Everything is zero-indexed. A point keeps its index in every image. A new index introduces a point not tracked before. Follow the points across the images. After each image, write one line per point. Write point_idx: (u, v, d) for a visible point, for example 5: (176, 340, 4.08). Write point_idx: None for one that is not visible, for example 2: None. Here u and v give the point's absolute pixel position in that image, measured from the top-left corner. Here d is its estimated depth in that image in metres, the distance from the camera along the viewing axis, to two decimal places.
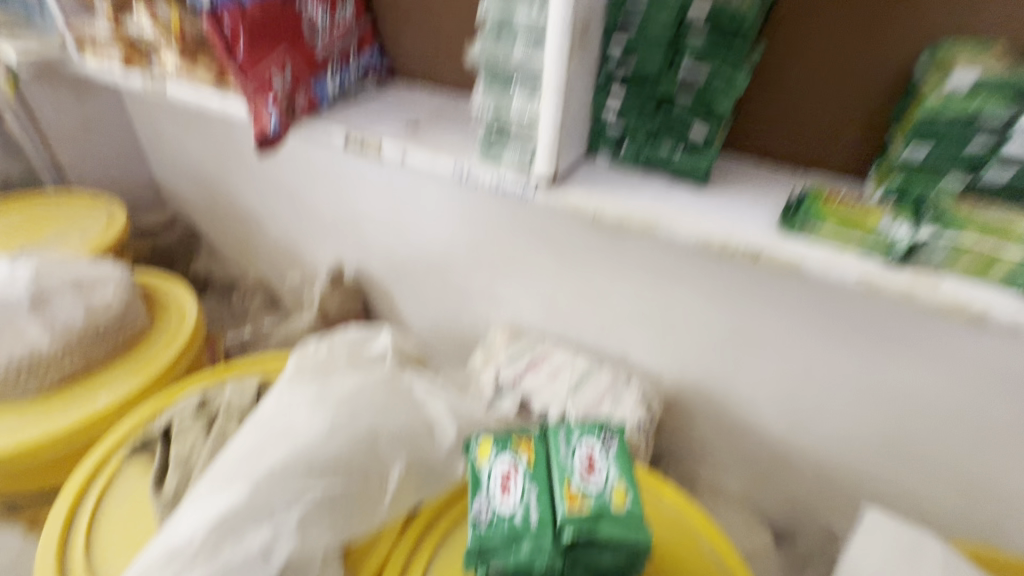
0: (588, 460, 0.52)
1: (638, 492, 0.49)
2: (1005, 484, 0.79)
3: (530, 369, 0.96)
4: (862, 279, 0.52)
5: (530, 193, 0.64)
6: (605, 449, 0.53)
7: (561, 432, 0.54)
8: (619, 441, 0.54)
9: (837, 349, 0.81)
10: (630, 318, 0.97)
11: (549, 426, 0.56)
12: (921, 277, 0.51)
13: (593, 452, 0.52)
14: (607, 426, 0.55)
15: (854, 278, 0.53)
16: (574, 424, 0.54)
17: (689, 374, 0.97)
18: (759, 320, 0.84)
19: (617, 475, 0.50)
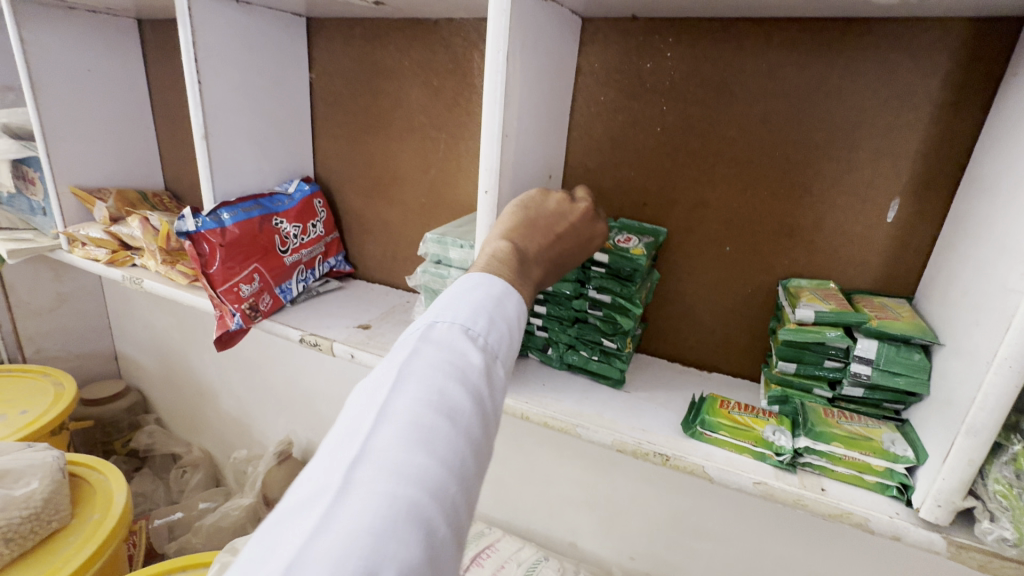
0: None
1: None
2: None
3: (473, 563, 0.91)
4: (760, 484, 0.56)
5: None
6: None
7: None
8: None
9: (774, 541, 0.81)
10: (576, 502, 0.97)
11: None
12: (808, 481, 0.56)
13: None
14: None
15: (755, 482, 0.57)
16: None
17: (638, 564, 0.95)
18: (696, 507, 0.86)
19: None
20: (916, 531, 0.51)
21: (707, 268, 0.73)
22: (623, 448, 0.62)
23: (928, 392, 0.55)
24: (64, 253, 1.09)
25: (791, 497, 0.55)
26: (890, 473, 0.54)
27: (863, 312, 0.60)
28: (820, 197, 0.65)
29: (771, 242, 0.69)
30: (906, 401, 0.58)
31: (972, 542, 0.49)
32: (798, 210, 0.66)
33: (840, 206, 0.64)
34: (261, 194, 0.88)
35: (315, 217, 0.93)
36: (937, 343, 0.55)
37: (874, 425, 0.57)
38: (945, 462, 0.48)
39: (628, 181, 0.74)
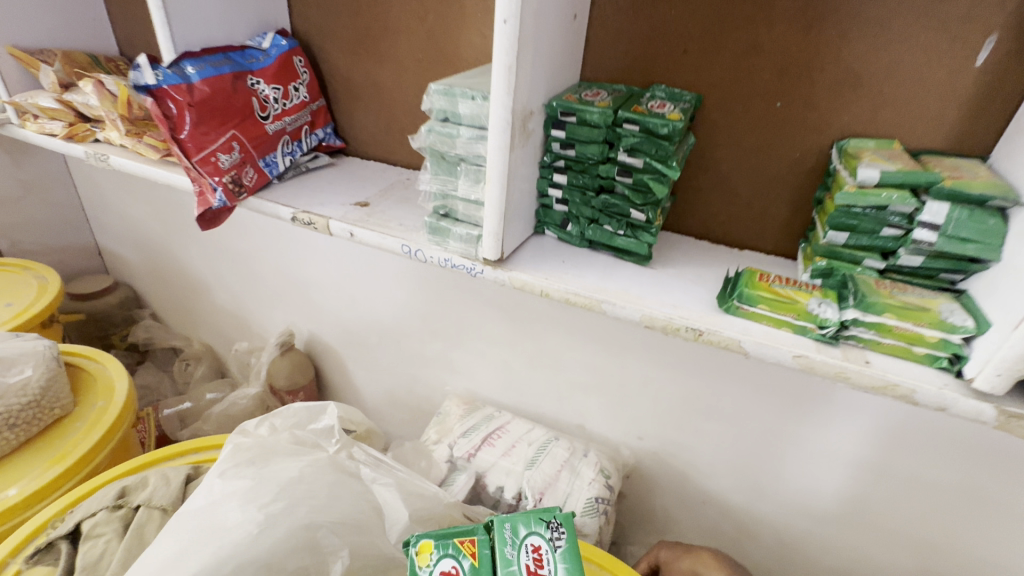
0: (537, 558, 0.48)
1: None
2: (955, 545, 0.81)
3: (486, 443, 0.93)
4: (799, 357, 0.53)
5: (478, 270, 0.64)
6: (553, 547, 0.49)
7: (506, 528, 0.50)
8: (570, 533, 0.50)
9: (787, 415, 0.83)
10: (585, 387, 0.97)
11: (494, 520, 0.51)
12: (851, 355, 0.53)
13: (540, 549, 0.49)
14: (556, 516, 0.51)
15: (792, 357, 0.53)
16: (521, 516, 0.50)
17: (647, 442, 0.97)
18: (709, 389, 0.87)
19: None
20: (965, 403, 0.48)
21: (751, 129, 0.64)
22: (652, 325, 0.58)
23: (998, 258, 0.50)
24: (14, 128, 0.97)
25: (831, 370, 0.52)
26: (942, 344, 0.50)
27: (935, 172, 0.52)
28: (896, 36, 0.55)
29: (830, 93, 0.59)
30: (968, 270, 0.53)
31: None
32: (868, 55, 0.56)
33: (920, 48, 0.54)
34: (231, 48, 0.75)
35: (298, 78, 0.81)
36: (1017, 204, 0.49)
37: (929, 295, 0.52)
38: (1018, 330, 0.44)
39: (665, 24, 0.62)
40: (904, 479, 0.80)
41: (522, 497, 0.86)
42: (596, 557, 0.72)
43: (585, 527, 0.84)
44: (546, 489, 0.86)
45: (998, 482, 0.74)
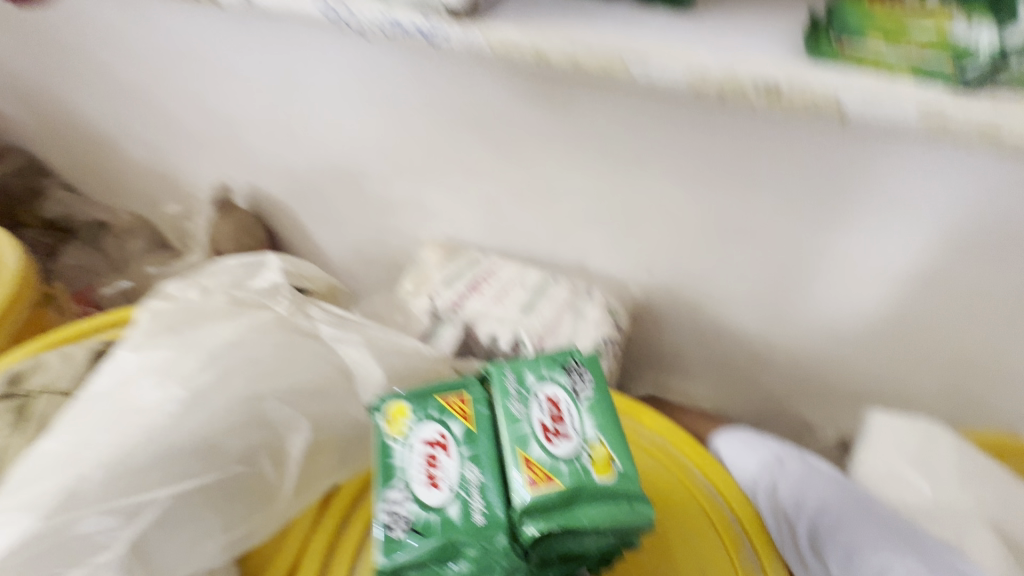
0: (553, 411, 0.35)
1: (627, 449, 0.34)
2: (998, 354, 0.74)
3: (472, 290, 0.79)
4: (926, 115, 0.36)
5: (439, 33, 0.43)
6: (575, 396, 0.36)
7: (510, 376, 0.36)
8: (596, 376, 0.37)
9: (833, 228, 0.69)
10: (586, 217, 0.82)
11: (491, 369, 0.38)
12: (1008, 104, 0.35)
13: (558, 400, 0.36)
14: (575, 357, 0.38)
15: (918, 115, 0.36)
16: (529, 361, 0.37)
17: (657, 276, 0.85)
18: (739, 204, 0.71)
19: (594, 428, 0.34)
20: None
21: None
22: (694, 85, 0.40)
23: None
24: None
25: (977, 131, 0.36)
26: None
27: None
28: None
29: None
30: None
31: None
32: None
33: None
34: None
35: None
36: None
37: None
38: None
39: None
40: (959, 290, 0.69)
41: (520, 345, 0.75)
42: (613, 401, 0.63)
43: None
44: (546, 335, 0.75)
45: None
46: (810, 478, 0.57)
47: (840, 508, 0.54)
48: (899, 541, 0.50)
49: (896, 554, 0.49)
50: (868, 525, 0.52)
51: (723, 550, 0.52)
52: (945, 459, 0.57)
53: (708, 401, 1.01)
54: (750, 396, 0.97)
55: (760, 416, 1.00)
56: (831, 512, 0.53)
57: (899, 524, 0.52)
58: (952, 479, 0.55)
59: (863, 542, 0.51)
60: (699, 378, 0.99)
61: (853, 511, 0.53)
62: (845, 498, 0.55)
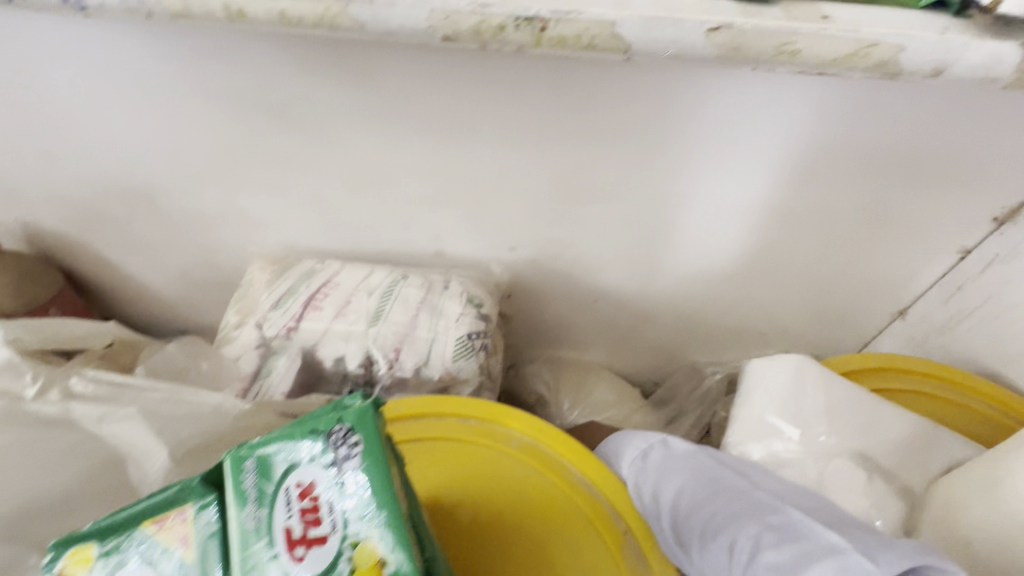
0: (309, 508, 0.31)
1: (403, 537, 0.30)
2: (852, 270, 0.76)
3: (309, 308, 0.67)
4: (715, 32, 0.31)
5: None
6: (337, 480, 0.31)
7: (252, 475, 0.32)
8: (367, 444, 0.31)
9: (682, 174, 0.65)
10: (430, 200, 0.72)
11: (234, 461, 0.32)
12: (800, 10, 0.31)
13: (316, 490, 0.31)
14: (338, 421, 0.32)
15: (704, 32, 0.31)
16: (274, 445, 0.32)
17: (522, 251, 0.78)
18: (585, 162, 0.65)
19: (358, 524, 0.30)
20: (975, 49, 0.30)
21: None
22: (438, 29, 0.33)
23: None
24: None
25: (768, 48, 0.31)
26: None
27: None
28: None
29: None
30: None
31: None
32: None
33: None
34: None
35: None
36: None
37: None
38: None
39: None
40: (808, 216, 0.69)
41: (373, 363, 0.65)
42: (477, 410, 0.55)
43: (461, 372, 0.66)
44: (401, 344, 0.65)
45: (906, 193, 0.64)
46: (669, 462, 0.49)
47: (694, 491, 0.45)
48: (744, 511, 0.41)
49: (739, 525, 0.40)
50: (718, 503, 0.43)
51: (608, 550, 0.48)
52: (811, 398, 0.55)
53: (604, 363, 0.99)
54: (642, 351, 0.95)
55: (656, 369, 0.99)
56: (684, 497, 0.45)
57: (745, 491, 0.43)
58: (818, 418, 0.54)
59: (712, 522, 0.42)
60: (590, 345, 0.95)
61: (705, 491, 0.44)
62: (700, 477, 0.46)
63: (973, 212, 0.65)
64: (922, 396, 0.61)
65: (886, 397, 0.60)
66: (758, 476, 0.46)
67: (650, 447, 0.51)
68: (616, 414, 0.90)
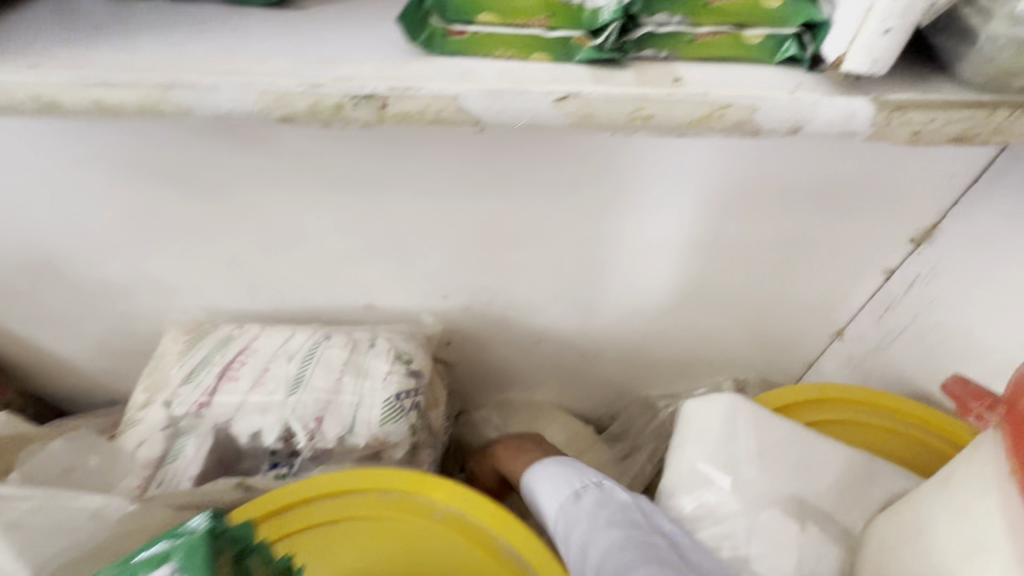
0: None
1: None
2: (786, 296, 0.76)
3: (223, 379, 0.63)
4: (563, 103, 0.32)
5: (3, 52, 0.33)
6: None
7: None
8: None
9: (604, 214, 0.64)
10: (351, 254, 0.69)
11: None
12: (652, 75, 0.33)
13: None
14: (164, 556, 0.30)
15: (554, 103, 0.32)
16: None
17: (455, 298, 0.75)
18: (504, 208, 0.63)
19: None
20: (829, 105, 0.33)
21: None
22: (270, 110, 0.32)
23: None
24: None
25: (622, 113, 0.32)
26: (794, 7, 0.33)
27: None
28: None
29: None
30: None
31: (892, 94, 0.34)
32: None
33: None
34: None
35: None
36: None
37: None
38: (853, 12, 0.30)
39: None
40: (735, 247, 0.68)
41: (292, 435, 0.60)
42: (398, 482, 0.52)
43: (390, 437, 0.63)
44: (323, 412, 0.61)
45: (825, 220, 0.65)
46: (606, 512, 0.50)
47: (619, 555, 0.46)
48: None
49: None
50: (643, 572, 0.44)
51: None
52: (743, 440, 0.54)
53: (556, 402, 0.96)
54: (592, 388, 0.93)
55: (609, 404, 0.97)
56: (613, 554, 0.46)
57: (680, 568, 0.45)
58: (750, 462, 0.53)
59: None
60: (539, 386, 0.93)
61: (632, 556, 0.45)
62: (630, 533, 0.47)
63: (890, 235, 0.66)
64: (854, 424, 0.60)
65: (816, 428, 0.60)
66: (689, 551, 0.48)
67: (589, 490, 0.53)
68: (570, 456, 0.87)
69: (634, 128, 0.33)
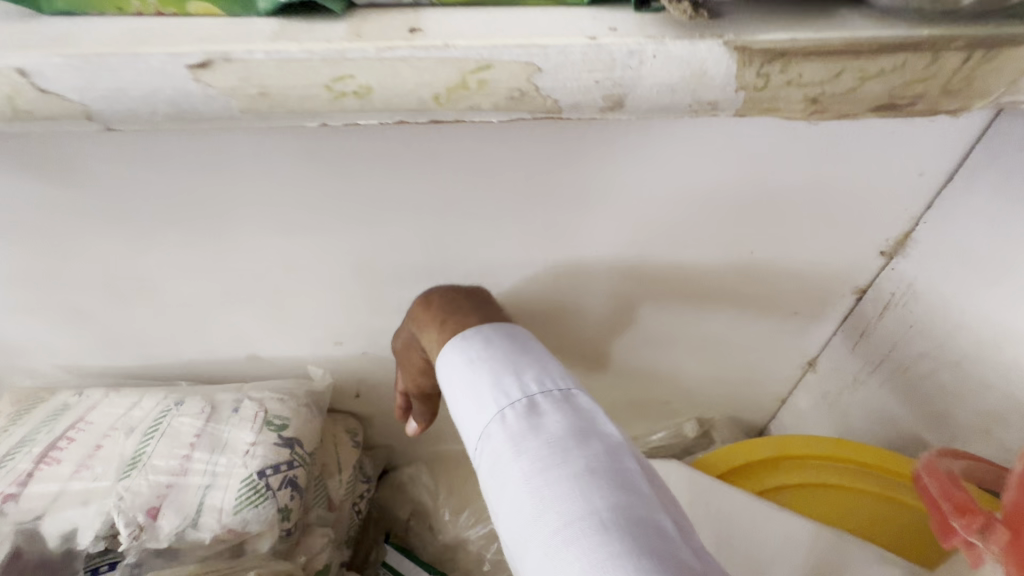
0: None
1: None
2: (742, 324, 0.64)
3: (43, 463, 0.51)
4: (231, 82, 0.27)
5: None
6: None
7: None
8: None
9: (504, 240, 0.53)
10: (214, 300, 0.58)
11: None
12: (378, 28, 0.27)
13: None
14: None
15: (192, 73, 0.26)
16: None
17: (351, 344, 0.64)
18: (383, 239, 0.52)
19: None
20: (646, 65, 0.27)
21: None
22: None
23: None
24: None
25: (318, 83, 0.27)
26: None
27: None
28: None
29: None
30: None
31: (758, 35, 0.26)
32: None
33: None
34: None
35: None
36: None
37: None
38: None
39: None
40: (670, 270, 0.58)
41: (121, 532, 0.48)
42: None
43: (249, 526, 0.50)
44: (159, 501, 0.49)
45: (774, 234, 0.54)
46: (557, 434, 0.35)
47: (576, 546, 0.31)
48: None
49: None
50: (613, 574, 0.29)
51: None
52: None
53: None
54: None
55: None
56: (552, 491, 0.32)
57: (652, 537, 0.31)
58: None
59: None
60: None
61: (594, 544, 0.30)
62: (591, 498, 0.32)
63: (853, 249, 0.55)
64: (830, 488, 0.49)
65: (780, 496, 0.49)
66: (661, 512, 0.32)
67: (537, 399, 0.38)
68: None
69: (330, 109, 0.28)
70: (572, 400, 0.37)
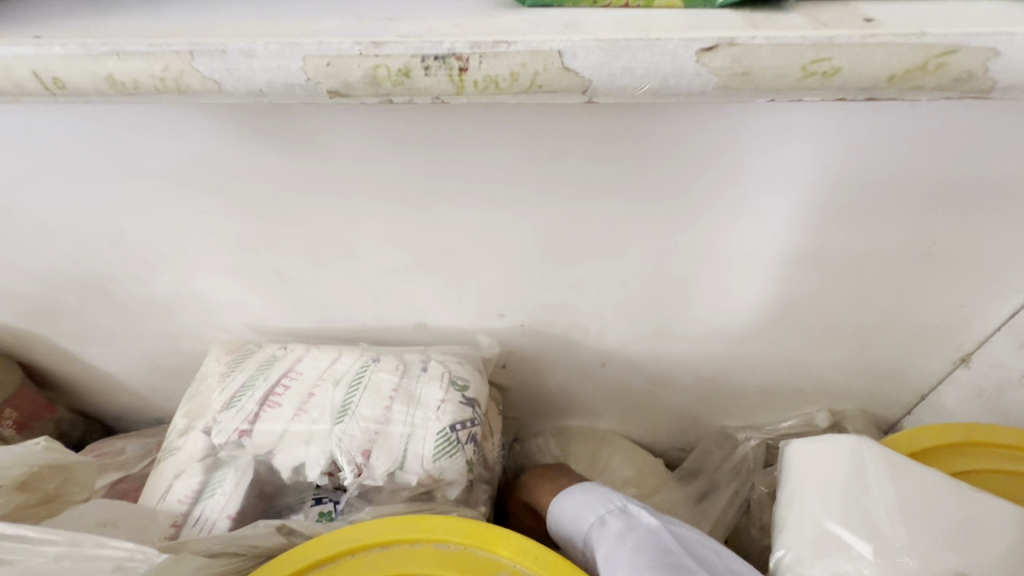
0: None
1: None
2: (902, 316, 0.64)
3: (266, 406, 0.58)
4: (719, 53, 0.26)
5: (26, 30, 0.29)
6: None
7: None
8: None
9: (690, 222, 0.55)
10: (403, 269, 0.63)
11: None
12: (837, 16, 0.27)
13: None
14: None
15: (693, 56, 0.27)
16: None
17: (514, 317, 0.68)
18: (575, 217, 0.55)
19: None
20: None
21: None
22: (321, 82, 0.27)
23: None
24: None
25: (796, 64, 0.26)
26: None
27: None
28: None
29: None
30: None
31: None
32: None
33: None
34: None
35: None
36: None
37: None
38: None
39: None
40: (845, 258, 0.58)
41: (339, 469, 0.55)
42: (457, 532, 0.45)
43: (444, 474, 0.55)
44: (370, 444, 0.55)
45: (961, 226, 0.54)
46: (618, 532, 0.50)
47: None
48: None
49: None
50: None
51: None
52: (877, 494, 0.44)
53: (620, 432, 0.87)
54: (660, 418, 0.84)
55: (681, 435, 0.87)
56: None
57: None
58: (892, 521, 0.43)
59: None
60: (603, 414, 0.84)
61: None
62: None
63: None
64: (1018, 477, 0.50)
65: (968, 479, 0.50)
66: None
67: (606, 516, 0.52)
68: (638, 496, 0.78)
69: (805, 86, 0.27)
70: (626, 509, 0.52)
